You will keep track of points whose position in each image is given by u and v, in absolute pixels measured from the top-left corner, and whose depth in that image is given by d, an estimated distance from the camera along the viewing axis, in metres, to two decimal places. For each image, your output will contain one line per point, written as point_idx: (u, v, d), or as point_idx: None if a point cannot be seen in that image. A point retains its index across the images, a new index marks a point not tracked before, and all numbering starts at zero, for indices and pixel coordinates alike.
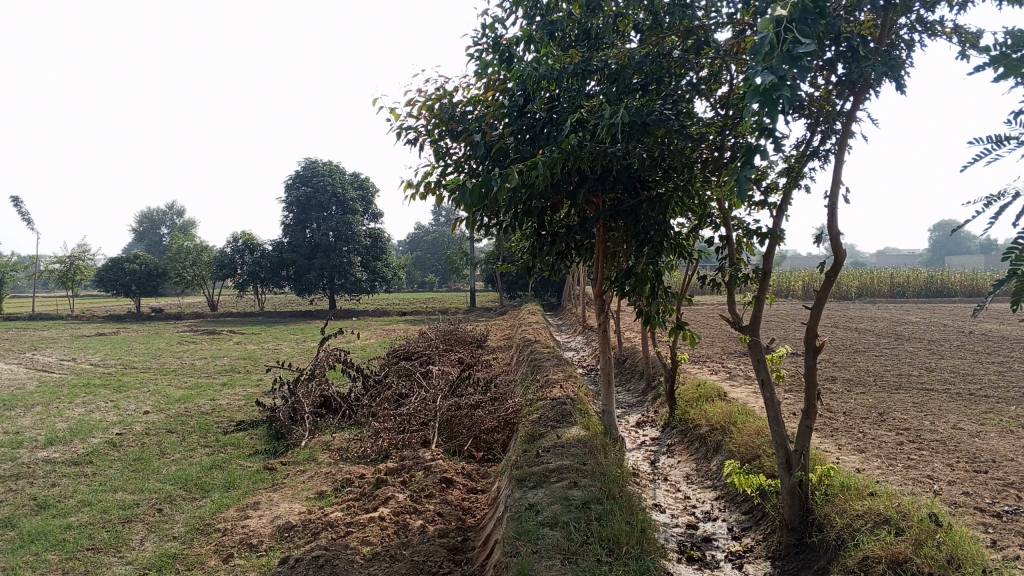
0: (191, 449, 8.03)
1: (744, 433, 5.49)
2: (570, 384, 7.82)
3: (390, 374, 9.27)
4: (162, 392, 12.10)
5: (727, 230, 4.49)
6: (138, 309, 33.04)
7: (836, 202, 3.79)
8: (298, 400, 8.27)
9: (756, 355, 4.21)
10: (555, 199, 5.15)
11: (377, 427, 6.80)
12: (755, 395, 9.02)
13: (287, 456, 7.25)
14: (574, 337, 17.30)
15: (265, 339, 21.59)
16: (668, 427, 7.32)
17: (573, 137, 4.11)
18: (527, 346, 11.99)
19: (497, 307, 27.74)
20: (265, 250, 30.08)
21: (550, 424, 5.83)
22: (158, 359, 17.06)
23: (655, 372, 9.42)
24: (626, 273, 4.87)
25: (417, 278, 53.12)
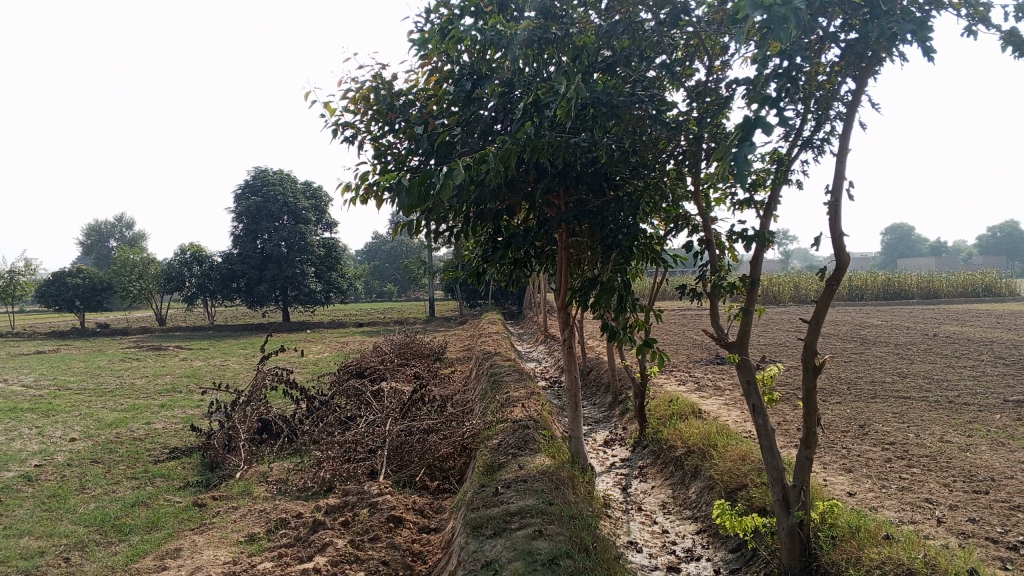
0: (114, 482, 7.27)
1: (726, 459, 4.92)
2: (532, 402, 7.23)
3: (337, 394, 8.59)
4: (93, 416, 11.26)
5: (707, 232, 3.91)
6: (82, 325, 31.76)
7: (841, 196, 3.22)
8: (234, 426, 7.57)
9: (746, 376, 3.65)
10: (510, 198, 4.54)
11: (319, 456, 6.13)
12: (728, 408, 8.52)
13: (220, 490, 6.56)
14: (535, 348, 16.73)
15: (212, 355, 20.67)
16: (638, 447, 6.76)
17: (528, 124, 3.50)
18: (485, 359, 11.38)
19: (456, 317, 27.06)
20: (214, 262, 29.09)
21: (510, 451, 5.21)
22: (96, 379, 16.12)
23: (621, 385, 8.87)
24: (593, 282, 4.28)
25: (375, 288, 52.36)
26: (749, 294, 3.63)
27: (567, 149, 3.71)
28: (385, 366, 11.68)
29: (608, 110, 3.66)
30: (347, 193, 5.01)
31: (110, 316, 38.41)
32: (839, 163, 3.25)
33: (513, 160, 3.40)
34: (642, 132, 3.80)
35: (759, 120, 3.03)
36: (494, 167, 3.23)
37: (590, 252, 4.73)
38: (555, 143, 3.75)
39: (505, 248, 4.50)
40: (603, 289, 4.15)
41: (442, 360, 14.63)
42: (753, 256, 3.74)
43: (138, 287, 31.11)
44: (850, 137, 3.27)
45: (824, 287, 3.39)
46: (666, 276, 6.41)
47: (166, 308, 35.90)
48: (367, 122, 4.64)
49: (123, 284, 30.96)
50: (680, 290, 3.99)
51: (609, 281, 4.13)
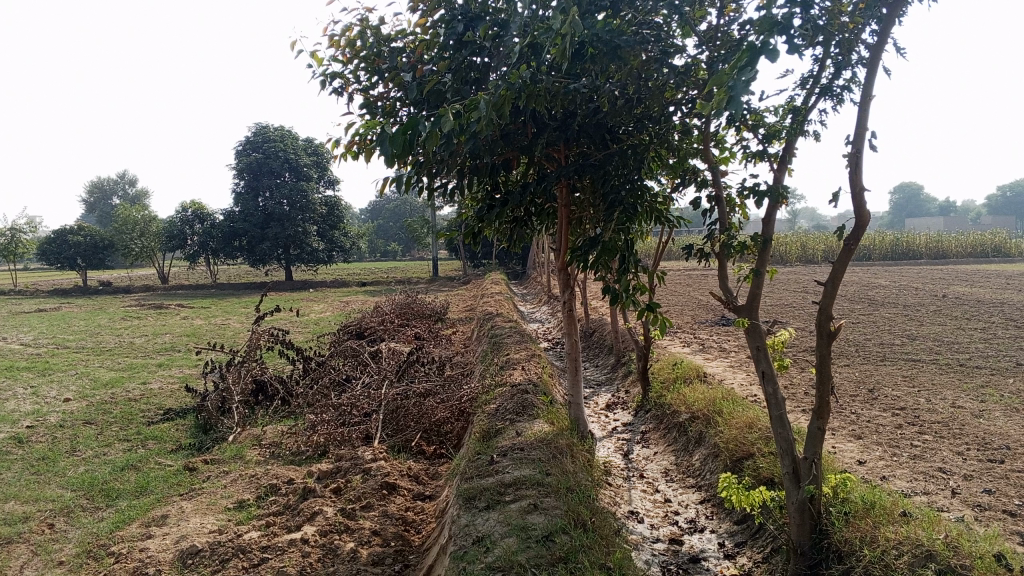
0: (106, 444, 7.11)
1: (732, 427, 4.71)
2: (533, 364, 7.03)
3: (334, 354, 8.40)
4: (90, 376, 11.11)
5: (716, 188, 3.67)
6: (83, 283, 31.60)
7: (861, 147, 2.96)
8: (227, 388, 7.40)
9: (755, 341, 3.43)
10: (507, 152, 4.29)
11: (312, 420, 5.97)
12: (734, 371, 8.33)
13: (212, 454, 6.41)
14: (538, 308, 16.54)
15: (213, 314, 20.49)
16: (641, 411, 6.58)
17: (524, 70, 3.24)
18: (486, 320, 11.19)
19: (459, 277, 26.85)
20: (216, 220, 28.85)
21: (507, 417, 5.03)
22: (95, 338, 15.97)
23: (624, 347, 8.67)
24: (594, 242, 4.04)
25: (379, 247, 52.16)
26: (760, 255, 3.40)
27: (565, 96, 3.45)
28: (385, 326, 11.49)
29: (610, 52, 3.40)
30: (336, 147, 4.77)
31: (113, 274, 38.27)
32: (861, 112, 2.99)
33: (507, 108, 3.14)
34: (648, 79, 3.54)
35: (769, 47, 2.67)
36: (486, 116, 2.97)
37: (592, 209, 4.48)
38: (554, 89, 3.49)
39: (501, 205, 4.26)
40: (604, 249, 3.91)
41: (444, 321, 14.45)
42: (765, 214, 3.50)
43: (139, 245, 30.90)
44: (874, 84, 3.00)
45: (841, 248, 3.15)
46: (671, 236, 6.16)
47: (168, 266, 35.71)
48: (355, 72, 4.38)
49: (124, 242, 30.74)
50: (687, 251, 3.76)
51: (611, 239, 3.89)
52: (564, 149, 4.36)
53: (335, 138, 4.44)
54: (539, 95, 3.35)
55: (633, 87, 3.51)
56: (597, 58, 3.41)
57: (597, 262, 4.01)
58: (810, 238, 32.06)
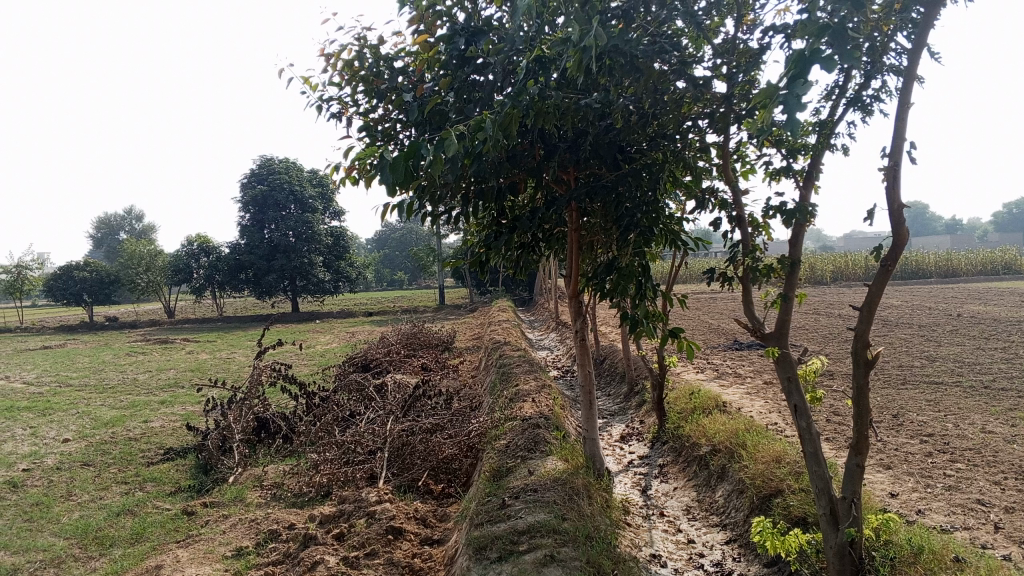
0: (103, 488, 6.86)
1: (757, 461, 4.46)
2: (544, 396, 6.78)
3: (339, 389, 8.17)
4: (91, 414, 10.88)
5: (737, 207, 3.45)
6: (89, 319, 31.48)
7: (899, 159, 2.73)
8: (228, 426, 7.16)
9: (785, 372, 3.19)
10: (514, 176, 4.08)
11: (315, 459, 5.72)
12: (751, 398, 8.06)
13: (211, 496, 6.16)
14: (547, 335, 16.31)
15: (219, 347, 20.27)
16: (658, 443, 6.31)
17: (530, 86, 3.03)
18: (494, 349, 10.95)
19: (466, 305, 26.63)
20: (221, 252, 28.76)
21: (518, 454, 4.78)
22: (98, 375, 15.75)
23: (636, 374, 8.42)
24: (608, 269, 3.82)
25: (386, 276, 52.12)
26: (788, 278, 3.17)
27: (576, 112, 3.24)
28: (391, 358, 11.26)
29: (623, 59, 3.18)
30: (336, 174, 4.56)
31: (119, 309, 38.20)
32: (897, 121, 2.77)
33: (514, 127, 2.91)
34: (664, 92, 3.34)
35: (818, 52, 2.39)
36: (492, 137, 2.74)
37: (604, 234, 4.25)
38: (563, 105, 3.27)
39: (503, 232, 4.02)
40: (618, 275, 3.69)
41: (451, 350, 14.23)
42: (791, 235, 3.28)
43: (145, 279, 30.80)
44: (911, 90, 2.78)
45: (878, 268, 2.91)
46: (684, 260, 5.93)
47: (174, 300, 35.62)
48: (353, 95, 4.18)
49: (130, 276, 30.65)
50: (708, 277, 3.53)
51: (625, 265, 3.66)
52: (572, 171, 4.14)
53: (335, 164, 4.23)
54: (548, 111, 3.14)
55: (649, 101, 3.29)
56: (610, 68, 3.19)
57: (612, 290, 3.77)
58: (819, 258, 31.79)
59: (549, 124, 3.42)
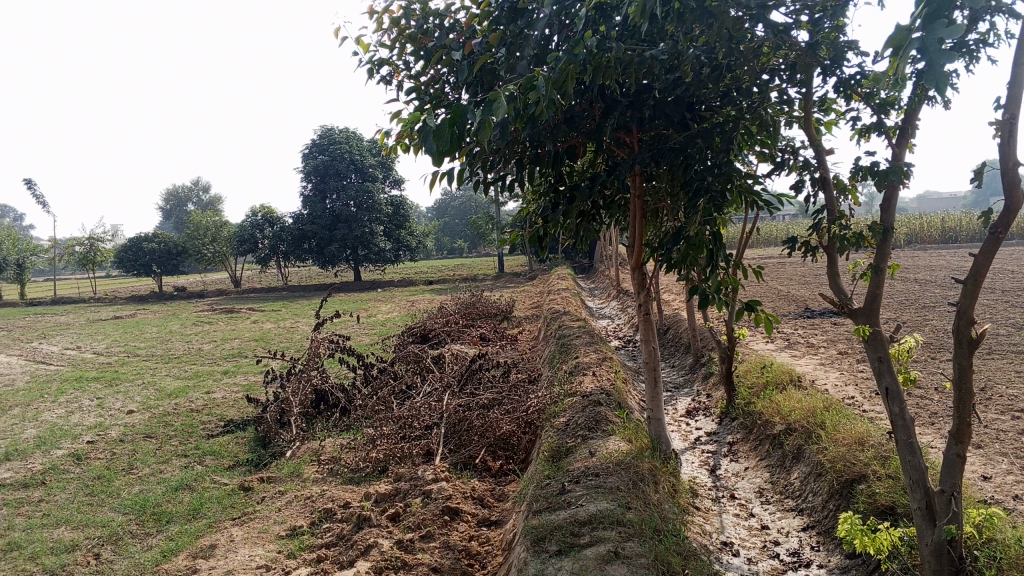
0: (163, 461, 6.85)
1: (837, 443, 4.15)
2: (606, 369, 6.53)
3: (397, 360, 8.03)
4: (156, 385, 11.01)
5: (821, 169, 3.12)
6: (159, 288, 32.18)
7: (1016, 111, 2.37)
8: (286, 399, 7.08)
9: (876, 352, 2.90)
10: (572, 139, 3.80)
11: (371, 434, 5.59)
12: (825, 370, 7.67)
13: (269, 471, 6.09)
14: (608, 304, 16.01)
15: (283, 317, 20.43)
16: (727, 419, 6.03)
17: (591, 36, 2.73)
18: (554, 318, 10.71)
19: (527, 273, 26.40)
20: (284, 223, 29.01)
21: (579, 433, 4.55)
22: (165, 345, 15.99)
23: (702, 346, 8.10)
24: (674, 237, 3.53)
25: (446, 244, 52.23)
26: (880, 248, 2.87)
27: (640, 64, 2.94)
28: (449, 328, 11.12)
29: (693, 4, 2.87)
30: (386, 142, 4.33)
31: (187, 279, 39.02)
32: (1014, 65, 2.40)
33: (571, 86, 2.64)
34: (740, 41, 3.01)
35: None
36: (548, 104, 2.48)
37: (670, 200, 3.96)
38: (626, 57, 2.97)
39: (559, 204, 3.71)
40: (686, 244, 3.41)
41: (511, 319, 14.03)
42: (881, 200, 2.95)
43: (211, 249, 31.32)
44: None
45: (986, 237, 2.57)
46: (756, 225, 5.59)
47: (240, 270, 36.18)
48: (401, 55, 3.93)
49: (196, 247, 31.19)
50: (788, 246, 3.23)
51: (695, 234, 3.39)
52: (636, 132, 3.84)
53: (385, 130, 4.01)
54: (611, 64, 2.85)
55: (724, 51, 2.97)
56: (680, 14, 2.87)
57: (680, 262, 3.49)
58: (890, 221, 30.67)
59: (611, 80, 3.13)
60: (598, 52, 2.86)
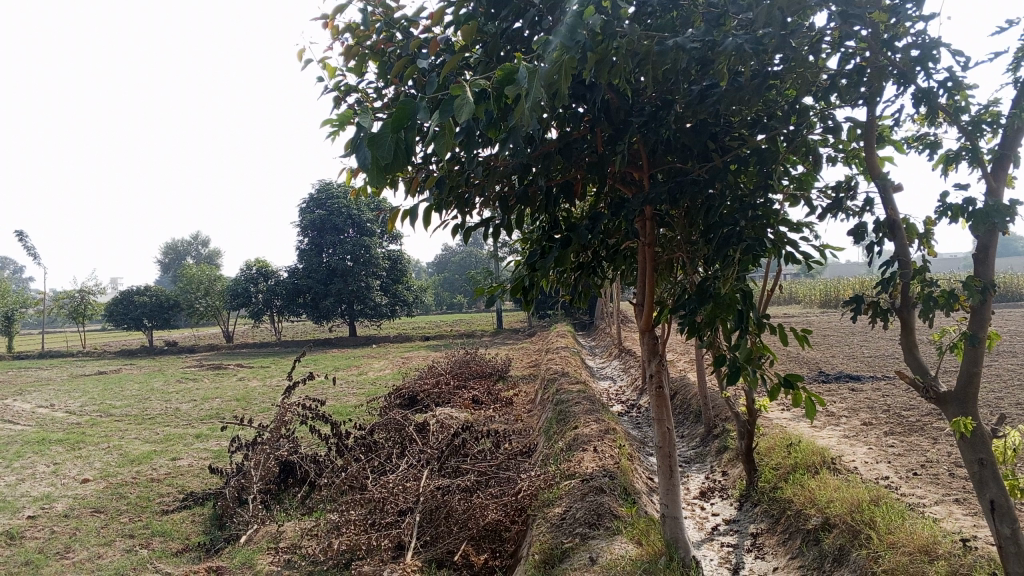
0: (104, 544, 6.02)
1: (893, 550, 3.37)
2: (607, 444, 5.77)
3: (376, 429, 7.26)
4: (121, 449, 10.17)
5: (889, 208, 2.50)
6: (149, 342, 31.35)
7: None
8: (247, 474, 6.29)
9: (975, 454, 2.20)
10: (570, 173, 3.16)
11: (337, 520, 4.82)
12: (851, 447, 6.90)
13: (220, 560, 5.29)
14: (609, 364, 15.24)
15: (271, 374, 19.59)
16: (747, 506, 5.27)
17: (597, 14, 2.09)
18: (552, 380, 9.93)
19: (525, 329, 25.65)
20: (279, 277, 28.37)
21: (578, 534, 3.79)
22: (142, 404, 15.14)
23: (715, 415, 7.33)
24: (697, 295, 2.83)
25: (445, 299, 51.56)
26: (978, 311, 2.18)
27: (662, 56, 2.28)
28: (439, 390, 10.35)
29: None
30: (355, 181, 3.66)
31: (181, 333, 38.24)
32: None
33: (565, 84, 1.99)
34: (788, 31, 2.36)
35: None
36: (532, 110, 1.88)
37: (688, 250, 3.29)
38: (643, 45, 2.31)
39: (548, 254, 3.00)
40: (710, 306, 2.73)
41: (506, 379, 13.23)
42: (977, 246, 2.27)
43: (204, 303, 30.58)
44: None
45: None
46: (779, 285, 4.88)
47: (234, 324, 35.40)
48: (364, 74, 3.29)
49: (189, 300, 30.46)
50: (852, 309, 2.57)
51: (725, 292, 2.70)
52: (648, 165, 3.18)
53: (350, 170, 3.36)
54: (622, 55, 2.21)
55: (772, 41, 2.32)
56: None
57: (704, 327, 2.81)
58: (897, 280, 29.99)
59: (622, 82, 2.48)
60: (605, 40, 2.22)
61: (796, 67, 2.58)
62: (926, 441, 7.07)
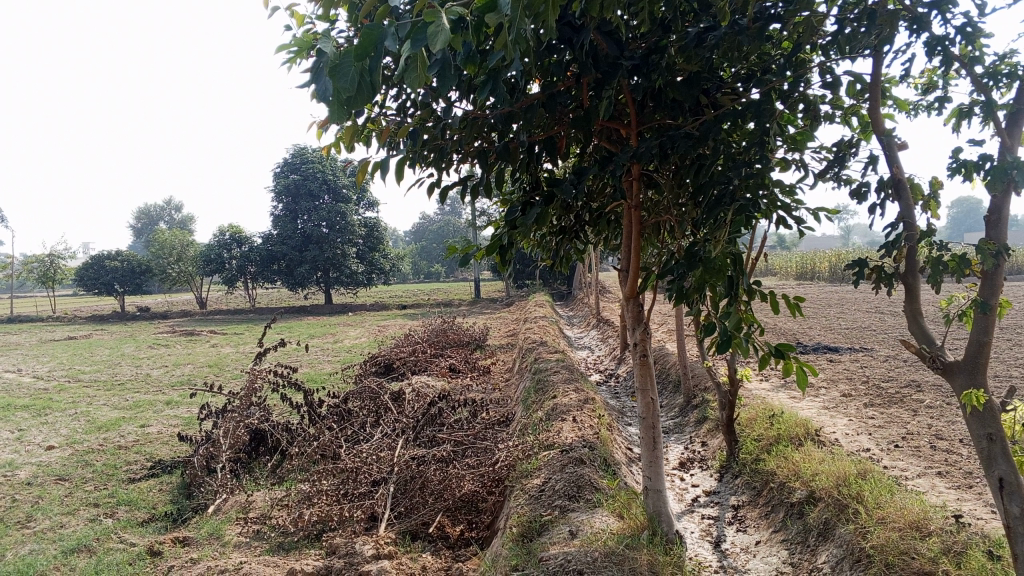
0: (67, 512, 5.83)
1: (882, 525, 3.26)
2: (586, 413, 5.65)
3: (350, 397, 7.09)
4: (88, 415, 9.92)
5: (894, 166, 2.34)
6: (121, 308, 30.86)
7: None
8: (216, 442, 6.11)
9: (983, 428, 2.08)
10: (554, 126, 2.99)
11: (308, 489, 4.66)
12: (830, 419, 6.82)
13: (186, 530, 5.12)
14: (586, 334, 15.14)
15: (245, 341, 19.33)
16: (728, 477, 5.18)
17: None
18: (529, 349, 9.79)
19: (502, 299, 25.51)
20: (254, 243, 27.97)
21: (557, 507, 3.66)
22: (112, 370, 14.86)
23: (695, 385, 7.23)
24: (686, 260, 2.67)
25: (422, 268, 51.18)
26: (989, 278, 2.05)
27: None
28: (416, 358, 10.18)
29: None
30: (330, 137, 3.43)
31: (153, 299, 37.71)
32: None
33: (552, 15, 1.79)
34: None
35: None
36: (515, 43, 1.70)
37: (677, 211, 3.13)
38: None
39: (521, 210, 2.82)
40: (700, 270, 2.58)
41: (483, 348, 13.09)
42: (990, 208, 2.13)
43: (177, 269, 30.12)
44: None
45: None
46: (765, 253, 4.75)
47: (207, 291, 34.97)
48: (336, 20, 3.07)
49: (161, 266, 29.97)
50: (853, 274, 2.42)
51: (716, 256, 2.54)
52: (635, 119, 3.00)
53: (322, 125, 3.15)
54: None
55: None
56: None
57: (692, 292, 2.67)
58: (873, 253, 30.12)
59: (614, 23, 2.30)
60: None
61: (799, 12, 2.40)
62: (906, 413, 7.02)
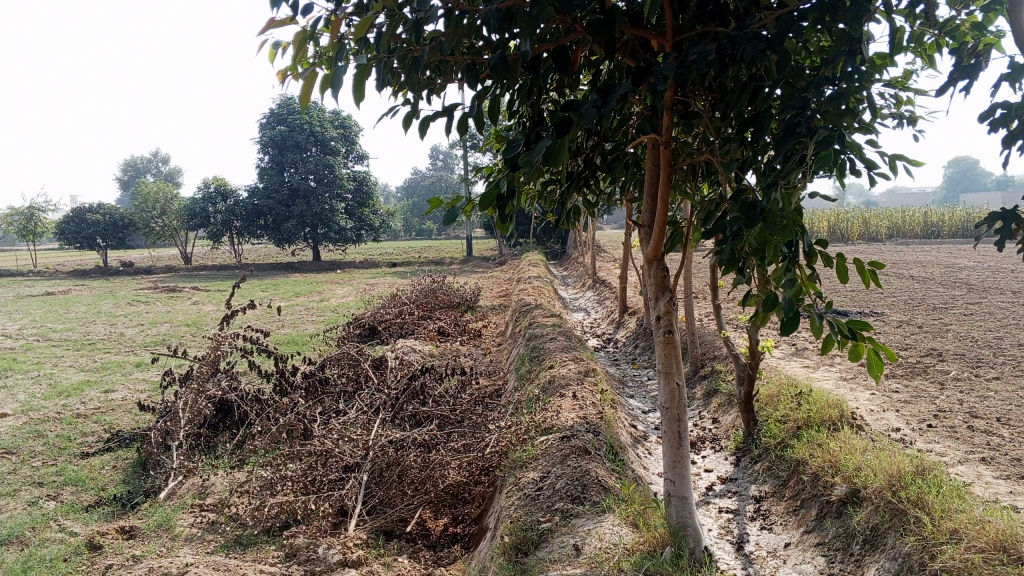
0: (6, 493, 5.20)
1: (957, 543, 2.67)
2: (586, 387, 5.04)
3: (327, 365, 6.46)
4: (50, 379, 9.26)
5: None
6: (103, 262, 30.01)
7: None
8: (173, 415, 5.48)
9: None
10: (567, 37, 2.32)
11: (271, 474, 4.05)
12: (853, 393, 6.24)
13: (135, 519, 4.51)
14: (582, 294, 14.53)
15: (226, 299, 18.58)
16: (746, 462, 4.60)
17: None
18: (523, 312, 9.16)
19: (495, 257, 24.84)
20: (239, 197, 27.11)
21: (558, 513, 3.06)
22: (83, 328, 14.14)
23: (704, 354, 6.63)
24: (743, 211, 2.02)
25: (413, 226, 50.45)
26: None
27: None
28: (401, 321, 9.55)
29: None
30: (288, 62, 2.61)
31: (137, 254, 36.82)
32: None
33: None
34: None
35: None
36: None
37: (721, 149, 2.48)
38: None
39: (522, 145, 2.13)
40: (757, 227, 1.94)
41: (474, 309, 12.45)
42: None
43: (160, 223, 29.24)
44: None
45: None
46: None
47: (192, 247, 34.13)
48: None
49: (144, 220, 29.12)
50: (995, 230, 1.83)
51: (782, 208, 1.90)
52: (670, 29, 2.34)
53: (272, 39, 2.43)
54: None
55: None
56: None
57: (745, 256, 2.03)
58: (873, 213, 29.55)
59: None
60: None
61: None
62: (932, 387, 6.44)
